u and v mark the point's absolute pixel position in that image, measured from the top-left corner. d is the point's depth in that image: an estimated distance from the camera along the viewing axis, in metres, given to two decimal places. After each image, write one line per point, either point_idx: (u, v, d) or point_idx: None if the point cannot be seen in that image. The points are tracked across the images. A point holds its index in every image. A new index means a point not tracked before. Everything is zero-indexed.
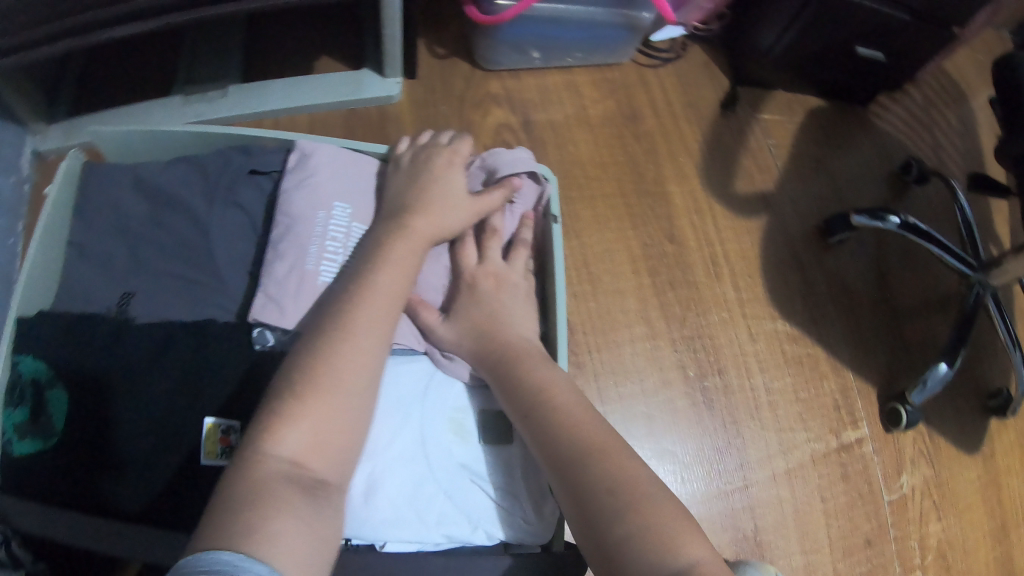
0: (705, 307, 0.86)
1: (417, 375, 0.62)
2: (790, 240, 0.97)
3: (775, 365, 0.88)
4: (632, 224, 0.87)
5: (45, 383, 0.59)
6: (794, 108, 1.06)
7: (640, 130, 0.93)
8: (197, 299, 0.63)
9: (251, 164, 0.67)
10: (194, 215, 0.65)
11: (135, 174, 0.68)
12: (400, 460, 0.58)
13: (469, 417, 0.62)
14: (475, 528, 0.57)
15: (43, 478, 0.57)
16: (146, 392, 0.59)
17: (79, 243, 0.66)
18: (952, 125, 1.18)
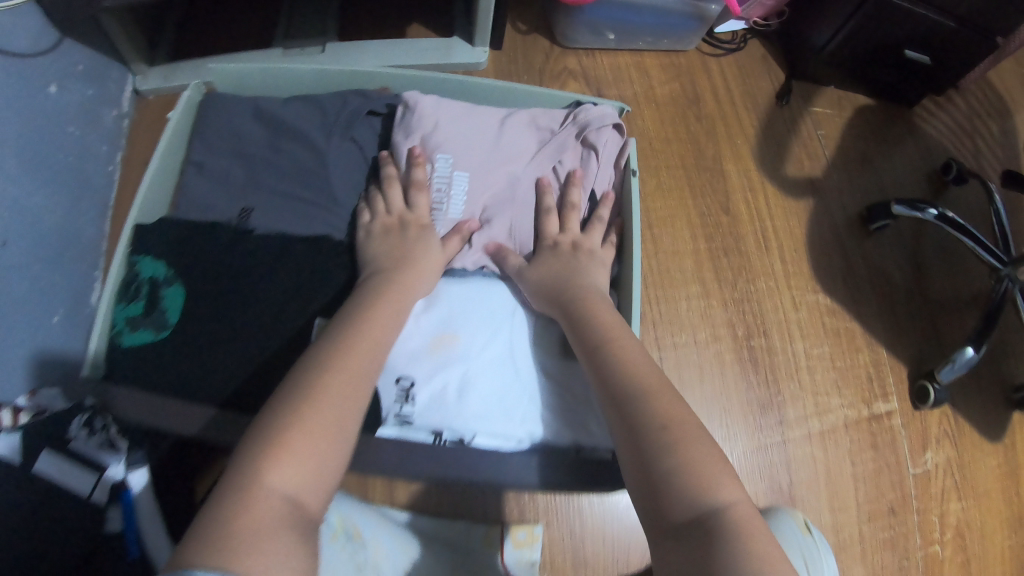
0: (753, 275, 0.94)
1: (506, 296, 0.69)
2: (835, 224, 1.04)
3: (815, 333, 0.96)
4: (692, 194, 0.95)
5: (163, 281, 0.65)
6: (842, 105, 1.14)
7: (701, 112, 1.01)
8: (312, 218, 0.69)
9: (368, 106, 0.74)
10: (314, 145, 0.72)
11: (255, 105, 0.74)
12: (490, 364, 0.65)
13: (550, 332, 0.69)
14: (550, 428, 0.65)
15: (159, 368, 0.63)
16: (257, 295, 0.65)
17: (196, 160, 0.71)
18: (992, 134, 1.24)
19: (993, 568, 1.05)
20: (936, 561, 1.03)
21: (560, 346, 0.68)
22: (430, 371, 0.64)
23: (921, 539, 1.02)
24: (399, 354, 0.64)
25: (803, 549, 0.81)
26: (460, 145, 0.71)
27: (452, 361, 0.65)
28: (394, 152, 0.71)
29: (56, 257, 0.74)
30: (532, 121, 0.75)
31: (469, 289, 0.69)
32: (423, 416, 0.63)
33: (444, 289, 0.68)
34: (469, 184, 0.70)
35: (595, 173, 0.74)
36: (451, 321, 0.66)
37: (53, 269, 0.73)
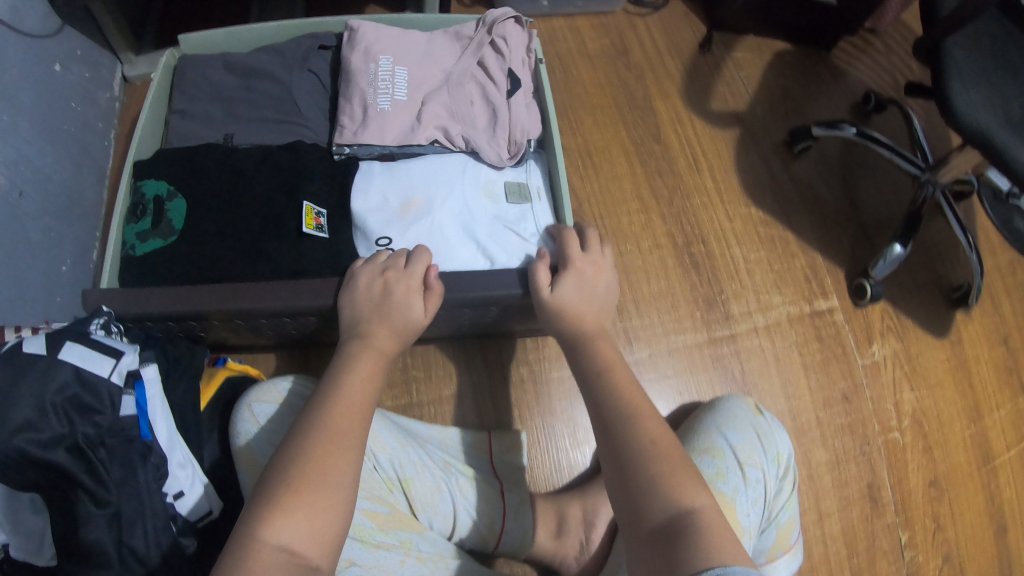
0: (689, 193, 1.06)
1: (455, 165, 0.86)
2: (762, 149, 1.16)
3: (751, 240, 1.07)
4: (626, 129, 1.07)
5: (166, 198, 0.80)
6: (763, 50, 1.29)
7: (630, 61, 1.15)
8: (288, 130, 0.87)
9: (319, 42, 0.92)
10: (277, 76, 0.89)
11: (224, 59, 0.91)
12: (451, 214, 0.82)
13: (495, 185, 0.86)
14: (508, 255, 0.80)
15: (175, 262, 0.77)
16: (246, 192, 0.80)
17: (181, 110, 0.89)
18: (912, 69, 1.37)
19: (955, 453, 1.11)
20: (896, 446, 1.09)
21: (505, 194, 0.85)
22: (410, 234, 0.80)
23: (879, 425, 1.09)
24: (378, 222, 0.81)
25: (756, 426, 0.89)
26: (397, 50, 0.89)
27: (421, 218, 0.81)
28: (345, 61, 0.88)
29: (62, 210, 0.88)
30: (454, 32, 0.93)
31: (424, 163, 0.86)
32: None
33: (404, 167, 0.85)
34: (408, 75, 0.88)
35: (511, 55, 0.91)
36: (413, 191, 0.83)
37: (63, 220, 0.88)
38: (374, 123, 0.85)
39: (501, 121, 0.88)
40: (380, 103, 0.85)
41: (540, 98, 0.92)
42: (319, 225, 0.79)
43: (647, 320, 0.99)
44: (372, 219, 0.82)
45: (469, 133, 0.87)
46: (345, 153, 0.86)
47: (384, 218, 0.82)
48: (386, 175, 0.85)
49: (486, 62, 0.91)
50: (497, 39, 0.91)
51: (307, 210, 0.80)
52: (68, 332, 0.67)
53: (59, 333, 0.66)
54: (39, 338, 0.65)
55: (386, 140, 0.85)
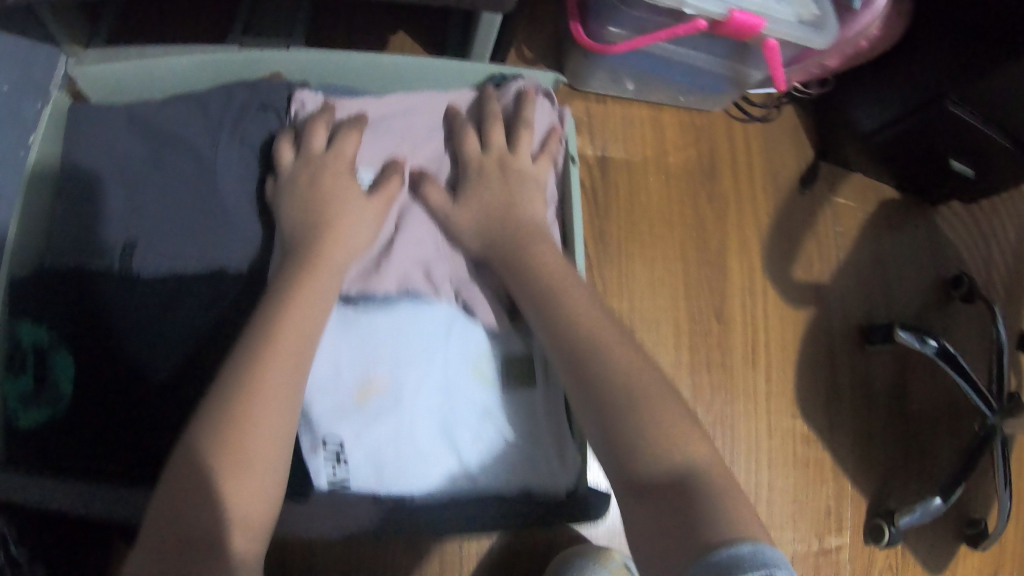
0: (733, 395, 0.84)
1: (439, 321, 0.63)
2: (832, 338, 0.94)
3: (783, 462, 0.88)
4: (685, 296, 0.82)
5: (50, 347, 0.60)
6: (866, 197, 1.05)
7: (716, 191, 0.87)
8: (212, 237, 0.64)
9: (262, 100, 0.67)
10: (199, 156, 0.65)
11: (128, 114, 0.66)
12: (427, 407, 0.62)
13: (489, 363, 0.64)
14: (490, 471, 0.62)
15: (73, 430, 0.58)
16: (157, 340, 0.61)
17: (70, 191, 0.63)
18: (1012, 243, 1.16)
19: None
20: None
21: (500, 376, 0.64)
22: (360, 432, 0.60)
23: None
24: (327, 410, 0.60)
25: None
26: (367, 140, 0.67)
27: (387, 411, 0.61)
28: (286, 145, 0.65)
29: None
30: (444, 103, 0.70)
31: (394, 318, 0.63)
32: (359, 476, 0.60)
33: (366, 322, 0.62)
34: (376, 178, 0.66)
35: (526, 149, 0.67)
36: (378, 363, 0.62)
37: None
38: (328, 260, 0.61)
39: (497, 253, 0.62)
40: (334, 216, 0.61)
41: (562, 211, 0.71)
42: None
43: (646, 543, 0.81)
44: (317, 402, 0.60)
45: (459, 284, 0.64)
46: None
47: (332, 403, 0.60)
48: (343, 334, 0.62)
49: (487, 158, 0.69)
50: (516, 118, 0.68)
51: None
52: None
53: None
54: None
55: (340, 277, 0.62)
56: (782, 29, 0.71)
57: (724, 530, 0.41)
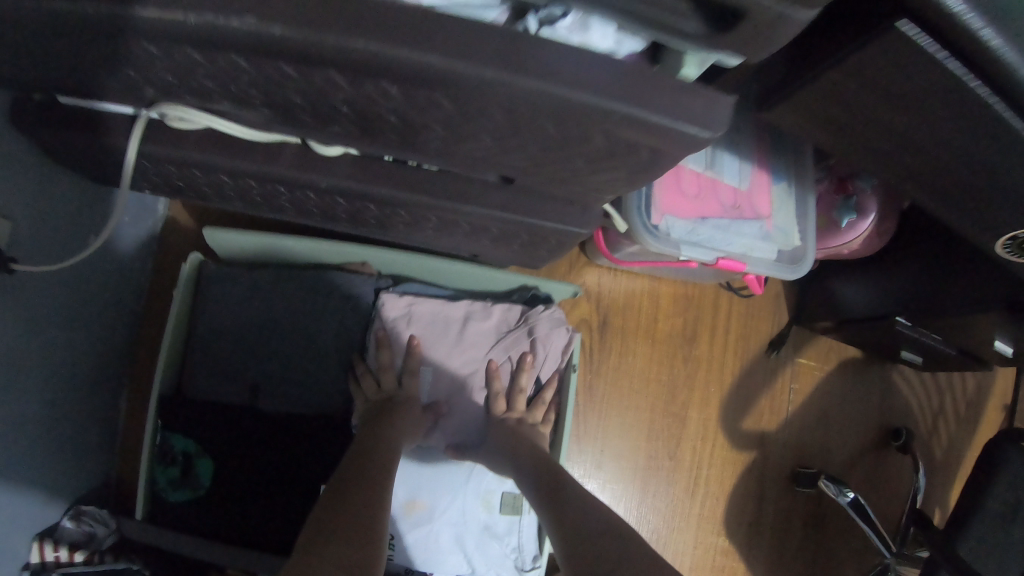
0: (671, 515, 1.07)
1: (462, 470, 0.85)
2: (766, 474, 1.16)
3: (702, 568, 1.12)
4: (647, 438, 1.04)
5: (194, 453, 0.80)
6: (829, 356, 1.23)
7: (690, 354, 1.07)
8: (309, 396, 0.82)
9: (350, 291, 0.85)
10: (304, 328, 0.83)
11: (251, 281, 0.84)
12: (448, 522, 0.85)
13: (494, 496, 0.87)
14: (488, 566, 0.86)
15: (198, 512, 0.79)
16: (269, 466, 0.80)
17: (204, 336, 0.83)
18: (960, 395, 1.37)
19: None
20: None
21: (500, 506, 0.87)
22: (405, 531, 0.83)
23: None
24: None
25: None
26: (428, 339, 0.86)
27: (422, 522, 0.84)
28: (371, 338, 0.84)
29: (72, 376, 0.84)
30: (492, 316, 0.88)
31: (432, 463, 0.85)
32: (399, 556, 0.83)
33: (415, 461, 0.84)
34: (433, 376, 0.86)
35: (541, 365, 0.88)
36: (419, 490, 0.84)
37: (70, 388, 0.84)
38: None
39: None
40: None
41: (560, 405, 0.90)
42: None
43: None
44: None
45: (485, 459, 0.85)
46: None
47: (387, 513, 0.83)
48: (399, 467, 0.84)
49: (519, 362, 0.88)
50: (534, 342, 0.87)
51: None
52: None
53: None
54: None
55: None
56: (761, 269, 0.91)
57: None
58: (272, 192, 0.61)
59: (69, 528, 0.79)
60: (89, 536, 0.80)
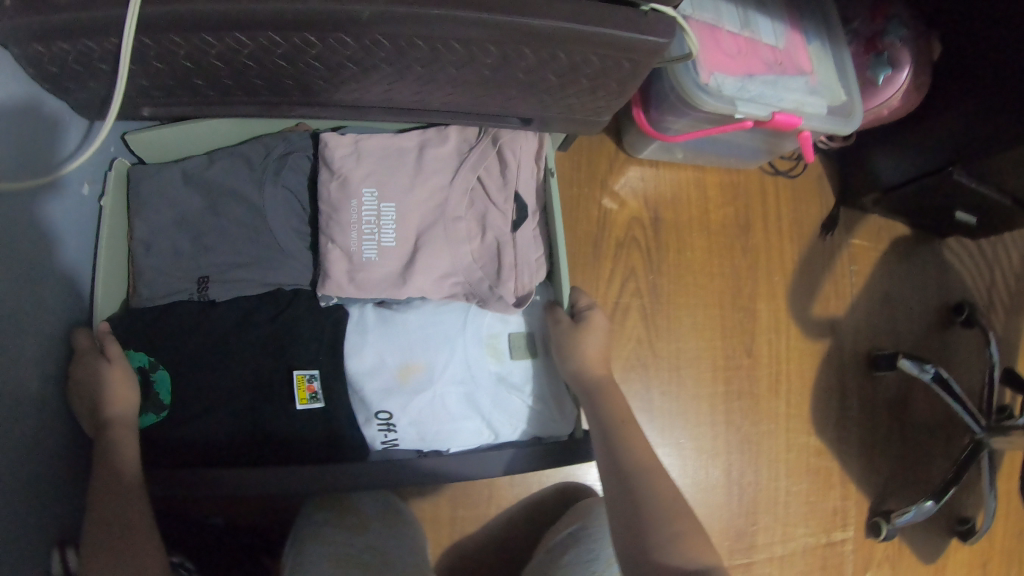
0: (759, 417, 1.00)
1: (455, 316, 0.78)
2: (843, 362, 1.09)
3: (798, 472, 1.05)
4: (722, 336, 0.97)
5: (149, 367, 0.73)
6: (880, 236, 1.19)
7: (748, 244, 1.01)
8: (264, 262, 0.77)
9: (285, 150, 0.80)
10: (249, 201, 0.78)
11: (183, 169, 0.79)
12: (452, 381, 0.76)
13: (501, 340, 0.79)
14: (515, 426, 0.78)
15: (172, 443, 0.72)
16: (234, 349, 0.74)
17: (144, 241, 0.78)
18: (1015, 263, 1.30)
19: None
20: None
21: (511, 350, 0.79)
22: (402, 404, 0.75)
23: None
24: (375, 391, 0.75)
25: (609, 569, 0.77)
26: (383, 176, 0.75)
27: (423, 388, 0.75)
28: (321, 190, 0.75)
29: None
30: (448, 136, 0.78)
31: (416, 317, 0.77)
32: (406, 440, 0.75)
33: (400, 320, 0.77)
34: (395, 212, 0.75)
35: (516, 173, 0.78)
36: (411, 353, 0.76)
37: None
38: (355, 276, 0.73)
39: (505, 266, 0.76)
40: (365, 252, 0.73)
41: (545, 221, 0.81)
42: (312, 394, 0.74)
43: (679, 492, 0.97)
44: (369, 384, 0.75)
45: (473, 289, 0.76)
46: (330, 303, 0.77)
47: (380, 389, 0.75)
48: (383, 330, 0.77)
49: (488, 179, 0.78)
50: (500, 152, 0.78)
51: (299, 379, 0.74)
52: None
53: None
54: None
55: (375, 296, 0.74)
56: (814, 123, 0.86)
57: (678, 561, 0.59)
58: (303, 44, 0.60)
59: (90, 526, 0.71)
60: None
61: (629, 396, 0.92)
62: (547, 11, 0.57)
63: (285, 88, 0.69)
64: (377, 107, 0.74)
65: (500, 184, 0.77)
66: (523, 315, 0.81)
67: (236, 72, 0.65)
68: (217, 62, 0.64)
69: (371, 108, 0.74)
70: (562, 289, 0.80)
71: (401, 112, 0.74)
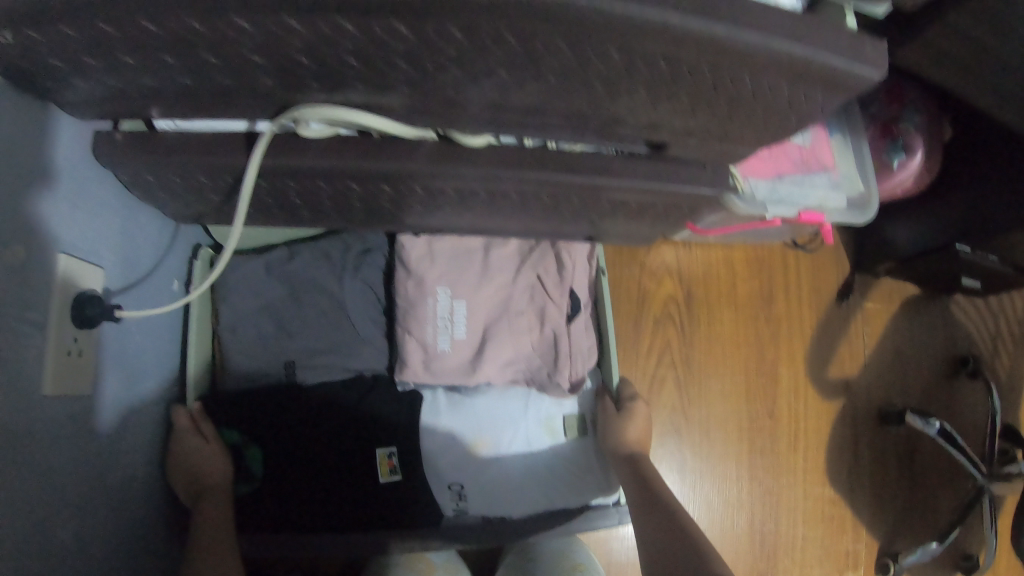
0: (780, 473, 1.11)
1: (517, 398, 0.85)
2: (856, 417, 1.19)
3: (814, 519, 1.15)
4: (747, 402, 1.07)
5: (242, 444, 0.80)
6: (891, 297, 1.29)
7: (771, 315, 1.11)
8: (343, 351, 0.83)
9: (365, 247, 0.87)
10: (329, 291, 0.85)
11: (267, 263, 0.85)
12: (517, 457, 0.84)
13: (557, 420, 0.86)
14: (569, 495, 0.84)
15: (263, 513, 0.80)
16: (322, 431, 0.81)
17: (229, 326, 0.83)
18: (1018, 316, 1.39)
19: None
20: None
21: (566, 429, 0.86)
22: (472, 477, 0.82)
23: None
24: (448, 466, 0.82)
25: None
26: (455, 275, 0.82)
27: (491, 463, 0.83)
28: (399, 288, 0.82)
29: None
30: (511, 239, 0.85)
31: (483, 400, 0.84)
32: (475, 508, 0.82)
33: (468, 403, 0.84)
34: (467, 309, 0.82)
35: (571, 273, 0.84)
36: (479, 431, 0.83)
37: None
38: (431, 366, 0.80)
39: (562, 354, 0.82)
40: (440, 344, 0.80)
41: (596, 311, 0.86)
42: (392, 468, 0.81)
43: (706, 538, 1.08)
44: (442, 462, 0.82)
45: (534, 376, 0.82)
46: (406, 389, 0.84)
47: (452, 465, 0.82)
48: (454, 412, 0.84)
49: (548, 278, 0.84)
50: (557, 256, 0.84)
51: (380, 455, 0.81)
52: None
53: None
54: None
55: (449, 383, 0.81)
56: (836, 217, 0.97)
57: None
58: (400, 191, 0.68)
59: None
60: None
61: (665, 458, 1.02)
62: (618, 169, 0.65)
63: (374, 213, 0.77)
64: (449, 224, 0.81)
65: (557, 283, 0.84)
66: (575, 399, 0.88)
67: (334, 205, 0.75)
68: (320, 199, 0.73)
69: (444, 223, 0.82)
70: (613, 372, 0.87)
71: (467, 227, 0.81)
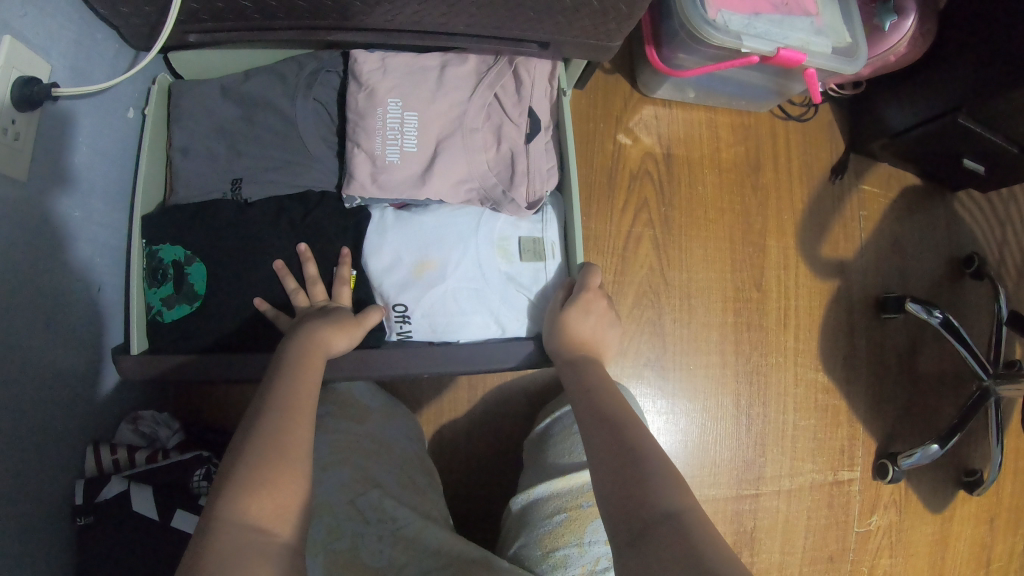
0: (768, 350, 1.05)
1: (470, 219, 0.81)
2: (852, 303, 1.11)
3: (806, 406, 1.08)
4: (732, 269, 1.03)
5: (184, 262, 0.78)
6: (890, 184, 1.22)
7: (758, 182, 1.06)
8: (297, 170, 0.82)
9: (320, 67, 0.83)
10: (282, 111, 0.82)
11: (221, 85, 0.84)
12: (464, 278, 0.80)
13: (510, 242, 0.82)
14: (520, 322, 0.81)
15: (203, 330, 0.77)
16: (274, 245, 0.79)
17: (182, 148, 0.83)
18: None
19: None
20: None
21: (520, 252, 0.83)
22: (418, 295, 0.78)
23: None
24: (392, 285, 0.79)
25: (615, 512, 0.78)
26: (407, 88, 0.79)
27: (435, 283, 0.78)
28: (349, 101, 0.79)
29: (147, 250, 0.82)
30: (468, 59, 0.82)
31: (433, 219, 0.80)
32: (419, 331, 0.79)
33: (417, 219, 0.80)
34: (419, 122, 0.79)
35: (530, 91, 0.83)
36: (427, 249, 0.79)
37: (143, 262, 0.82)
38: (380, 177, 0.77)
39: (517, 171, 0.81)
40: (389, 156, 0.78)
41: (558, 133, 0.87)
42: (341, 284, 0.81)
43: (688, 409, 1.01)
44: (388, 279, 0.79)
45: (486, 189, 0.81)
46: (354, 204, 0.81)
47: (396, 284, 0.79)
48: (400, 228, 0.80)
49: (505, 97, 0.82)
50: (516, 75, 0.83)
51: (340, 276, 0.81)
52: (173, 489, 0.76)
53: (169, 495, 0.74)
54: (147, 495, 0.73)
55: (398, 195, 0.78)
56: (820, 61, 0.88)
57: (654, 497, 0.52)
58: None
59: (127, 430, 0.81)
60: (150, 438, 0.83)
61: (644, 323, 0.99)
62: None
63: (324, 11, 0.72)
64: (406, 31, 0.77)
65: (514, 102, 0.82)
66: (532, 224, 0.84)
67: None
68: None
69: (401, 32, 0.77)
70: (571, 199, 0.85)
71: (425, 34, 0.77)
